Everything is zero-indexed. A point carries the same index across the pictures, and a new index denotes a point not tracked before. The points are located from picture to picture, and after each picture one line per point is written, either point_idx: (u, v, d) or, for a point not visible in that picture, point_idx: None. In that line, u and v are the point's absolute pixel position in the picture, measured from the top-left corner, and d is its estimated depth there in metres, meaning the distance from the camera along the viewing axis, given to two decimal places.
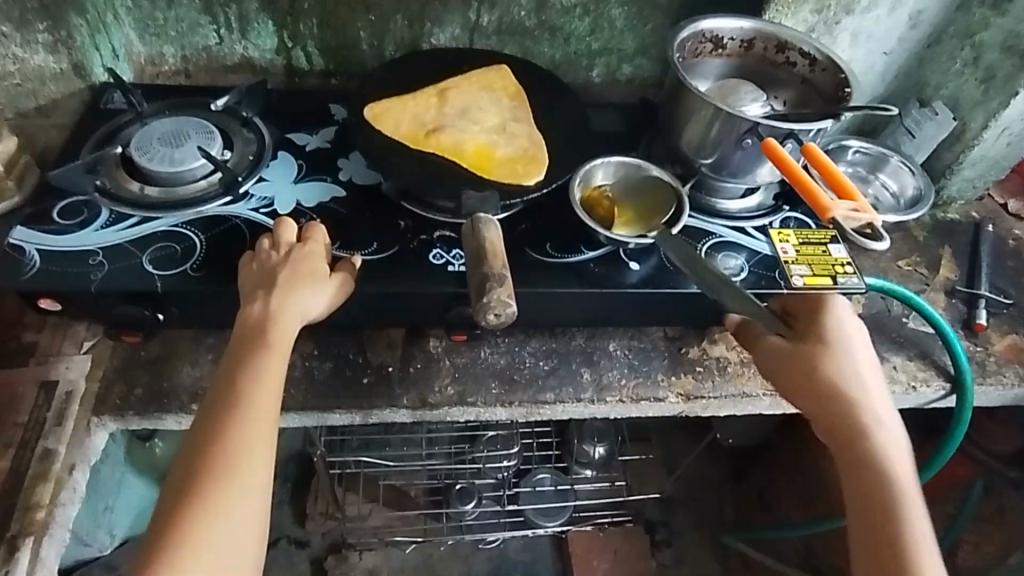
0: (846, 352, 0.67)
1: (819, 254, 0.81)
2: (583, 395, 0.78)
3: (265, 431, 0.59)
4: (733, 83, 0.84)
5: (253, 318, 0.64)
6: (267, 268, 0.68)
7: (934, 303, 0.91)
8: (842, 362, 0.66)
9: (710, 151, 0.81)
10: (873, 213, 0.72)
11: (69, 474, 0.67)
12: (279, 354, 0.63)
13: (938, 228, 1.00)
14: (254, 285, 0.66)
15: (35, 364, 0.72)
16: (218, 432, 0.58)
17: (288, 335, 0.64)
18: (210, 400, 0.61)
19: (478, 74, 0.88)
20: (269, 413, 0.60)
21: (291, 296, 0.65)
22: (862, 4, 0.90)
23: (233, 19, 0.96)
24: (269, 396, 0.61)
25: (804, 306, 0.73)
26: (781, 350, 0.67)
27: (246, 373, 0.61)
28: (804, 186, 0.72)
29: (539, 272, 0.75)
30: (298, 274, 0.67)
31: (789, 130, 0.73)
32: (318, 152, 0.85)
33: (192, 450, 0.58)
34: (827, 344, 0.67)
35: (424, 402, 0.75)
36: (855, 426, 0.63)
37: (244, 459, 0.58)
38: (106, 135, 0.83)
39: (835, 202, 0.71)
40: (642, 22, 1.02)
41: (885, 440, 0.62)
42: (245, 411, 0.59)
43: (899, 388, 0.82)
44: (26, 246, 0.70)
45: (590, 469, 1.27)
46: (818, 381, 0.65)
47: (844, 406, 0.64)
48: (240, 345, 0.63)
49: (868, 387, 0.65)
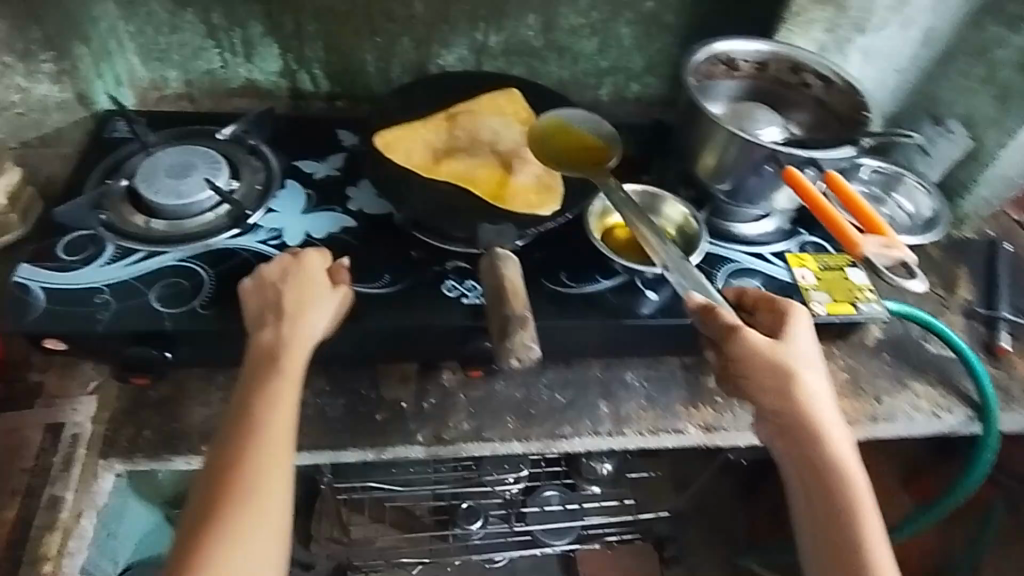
0: (811, 359, 0.65)
1: (839, 279, 0.80)
2: (601, 428, 0.77)
3: (283, 464, 0.58)
4: (748, 107, 0.83)
5: (265, 344, 0.63)
6: (271, 290, 0.65)
7: (954, 325, 0.89)
8: (807, 368, 0.64)
9: (726, 177, 0.79)
10: (904, 249, 0.70)
11: (77, 522, 0.65)
12: (291, 380, 0.61)
13: (954, 247, 0.98)
14: (262, 306, 0.65)
15: (41, 406, 0.70)
16: (237, 471, 0.56)
17: (301, 361, 0.62)
18: (226, 430, 0.59)
19: (489, 98, 0.86)
20: (282, 444, 0.59)
21: (301, 319, 0.63)
22: (874, 22, 0.90)
23: (237, 42, 0.95)
24: (283, 427, 0.59)
25: (762, 304, 0.70)
26: (754, 349, 0.63)
27: (261, 401, 0.59)
28: (831, 221, 0.71)
29: (555, 304, 0.74)
30: (303, 293, 0.65)
31: (809, 158, 0.72)
32: (327, 181, 0.83)
33: (208, 484, 0.57)
34: (795, 349, 0.65)
35: (439, 437, 0.74)
36: (820, 438, 0.62)
37: (258, 493, 0.56)
38: (111, 166, 0.81)
39: (863, 238, 0.70)
40: (649, 41, 1.01)
41: (846, 454, 0.62)
42: (262, 444, 0.58)
43: (923, 415, 0.80)
44: (32, 285, 0.68)
45: (598, 487, 1.24)
46: (786, 388, 0.63)
47: (809, 418, 0.62)
48: (252, 371, 0.61)
49: (828, 397, 0.64)
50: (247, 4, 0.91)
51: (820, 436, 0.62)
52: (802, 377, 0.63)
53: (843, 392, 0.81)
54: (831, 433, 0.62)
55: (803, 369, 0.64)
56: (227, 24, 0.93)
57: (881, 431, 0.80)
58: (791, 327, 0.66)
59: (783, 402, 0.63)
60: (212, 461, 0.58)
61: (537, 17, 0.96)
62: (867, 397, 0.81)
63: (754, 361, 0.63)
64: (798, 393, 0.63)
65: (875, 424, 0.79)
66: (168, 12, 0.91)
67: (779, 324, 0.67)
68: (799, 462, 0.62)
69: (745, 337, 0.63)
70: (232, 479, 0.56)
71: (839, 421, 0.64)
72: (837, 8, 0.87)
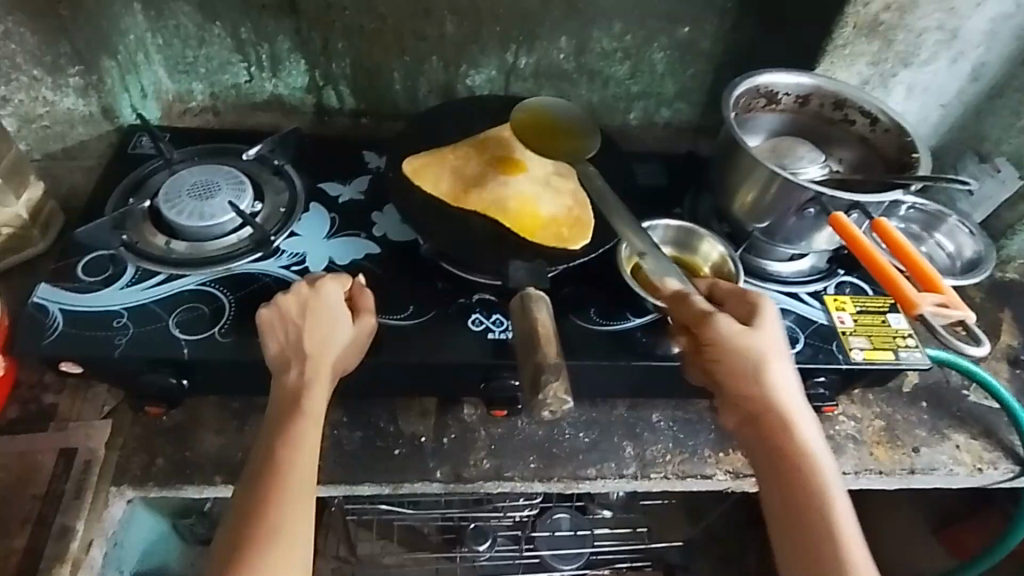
0: (780, 348, 0.61)
1: (878, 324, 0.77)
2: (626, 471, 0.74)
3: (306, 516, 0.55)
4: (788, 143, 0.80)
5: (289, 386, 0.61)
6: (291, 327, 0.63)
7: (996, 373, 0.86)
8: (778, 356, 0.60)
9: (764, 215, 0.77)
10: (966, 310, 0.65)
11: (86, 554, 0.63)
12: (316, 427, 0.59)
13: (997, 290, 0.95)
14: (285, 346, 0.62)
15: (53, 430, 0.68)
16: (261, 523, 0.54)
17: (322, 404, 0.60)
18: (248, 477, 0.57)
19: (525, 116, 0.83)
20: (306, 494, 0.56)
21: (327, 361, 0.62)
22: (920, 56, 0.87)
23: (265, 58, 0.94)
24: (307, 476, 0.57)
25: (732, 292, 0.66)
26: (722, 336, 0.59)
27: (286, 447, 0.57)
28: (887, 276, 0.67)
29: (584, 342, 0.71)
30: (323, 330, 0.63)
31: (854, 202, 0.69)
32: (351, 205, 0.82)
33: (228, 536, 0.54)
34: (766, 333, 0.61)
35: (459, 476, 0.71)
36: (788, 428, 0.58)
37: (276, 546, 0.53)
38: (132, 182, 0.79)
39: (920, 296, 0.66)
40: (684, 67, 0.98)
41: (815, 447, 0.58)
42: (286, 494, 0.55)
43: (963, 470, 0.77)
44: (50, 307, 0.67)
45: (608, 510, 1.22)
46: (754, 373, 0.59)
47: (777, 406, 0.58)
48: (276, 417, 0.59)
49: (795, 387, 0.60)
50: (276, 20, 0.90)
51: (787, 426, 0.58)
52: (771, 363, 0.59)
53: (880, 441, 0.78)
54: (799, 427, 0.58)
55: (773, 356, 0.60)
56: (255, 39, 0.92)
57: (919, 484, 0.76)
58: (762, 311, 0.62)
59: (749, 387, 0.59)
60: (234, 512, 0.55)
61: (569, 40, 0.94)
62: (905, 447, 0.78)
63: (723, 343, 0.59)
64: (764, 376, 0.59)
65: (913, 476, 0.76)
66: (196, 26, 0.90)
67: (750, 307, 0.63)
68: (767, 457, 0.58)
69: (713, 318, 0.60)
70: (249, 531, 0.53)
71: (809, 412, 0.59)
72: (884, 41, 0.85)
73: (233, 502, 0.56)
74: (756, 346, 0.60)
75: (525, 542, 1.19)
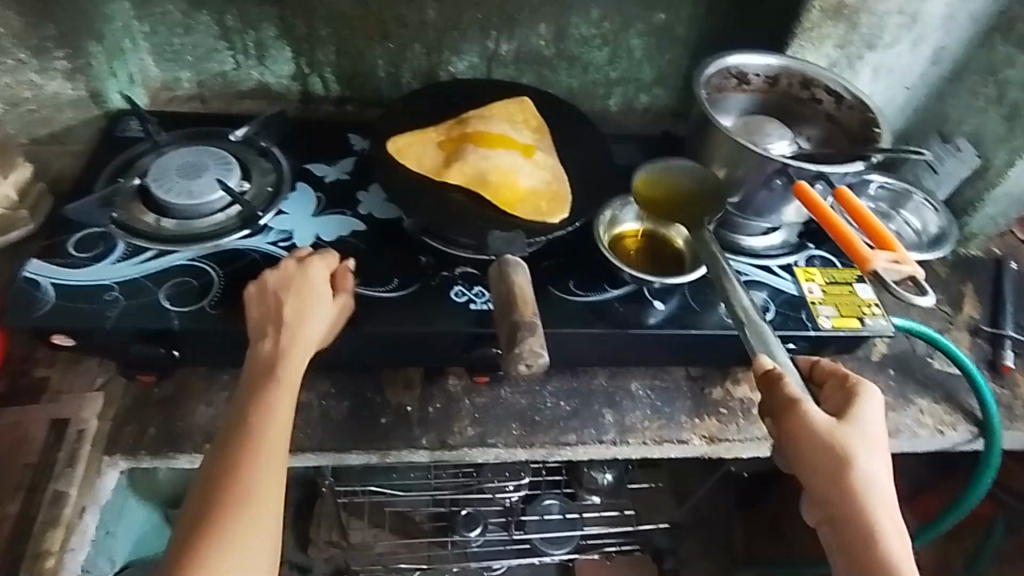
0: (874, 445, 0.60)
1: (846, 294, 0.80)
2: (606, 436, 0.76)
3: (276, 482, 0.58)
4: (759, 121, 0.83)
5: (264, 354, 0.63)
6: (270, 299, 0.66)
7: (959, 342, 0.89)
8: (873, 454, 0.60)
9: (735, 190, 0.80)
10: (914, 265, 0.67)
11: (80, 518, 0.65)
12: (290, 394, 0.61)
13: (960, 264, 0.99)
14: (264, 317, 0.65)
15: (44, 402, 0.70)
16: (231, 484, 0.56)
17: (298, 369, 0.63)
18: (223, 438, 0.59)
19: (517, 104, 0.87)
20: (279, 458, 0.59)
21: (301, 331, 0.64)
22: (884, 39, 0.90)
23: (251, 45, 0.96)
24: (280, 440, 0.59)
25: (830, 385, 0.67)
26: (817, 428, 0.58)
27: (259, 412, 0.60)
28: (840, 233, 0.68)
29: (562, 311, 0.74)
30: (301, 303, 0.65)
31: (818, 172, 0.72)
32: (336, 184, 0.84)
33: (200, 494, 0.57)
34: (854, 428, 0.60)
35: (443, 442, 0.74)
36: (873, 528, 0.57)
37: (247, 507, 0.55)
38: (122, 164, 0.81)
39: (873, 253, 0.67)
40: (659, 53, 1.01)
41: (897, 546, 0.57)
42: (256, 457, 0.57)
43: (926, 432, 0.80)
44: (41, 280, 0.69)
45: (598, 496, 1.20)
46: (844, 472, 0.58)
47: (861, 501, 0.58)
48: (251, 382, 0.62)
49: (885, 486, 0.59)
50: (260, 7, 0.92)
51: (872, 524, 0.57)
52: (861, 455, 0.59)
53: None
54: (886, 530, 0.57)
55: (862, 448, 0.59)
56: (240, 27, 0.94)
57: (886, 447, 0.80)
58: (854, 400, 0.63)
59: (835, 485, 0.58)
60: (208, 470, 0.58)
61: (548, 26, 0.97)
62: None
63: (817, 438, 0.58)
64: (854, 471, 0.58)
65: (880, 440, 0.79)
66: (183, 14, 0.91)
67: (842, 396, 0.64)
68: (850, 555, 0.57)
69: (809, 410, 0.59)
70: (221, 490, 0.56)
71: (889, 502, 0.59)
72: (849, 24, 0.88)
73: (207, 461, 0.59)
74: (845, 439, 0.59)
75: (515, 526, 1.20)
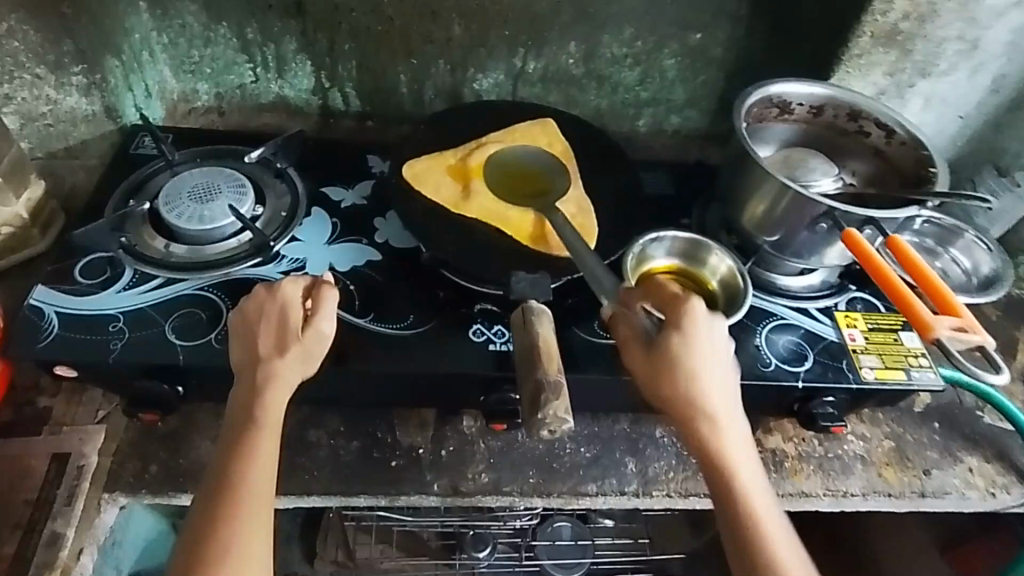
0: (705, 353, 0.57)
1: (890, 343, 0.75)
2: (628, 488, 0.72)
3: (261, 535, 0.54)
4: (801, 155, 0.78)
5: (244, 395, 0.59)
6: (247, 330, 0.61)
7: (1012, 394, 0.84)
8: (703, 364, 0.57)
9: (773, 228, 0.75)
10: (985, 335, 0.62)
11: (76, 561, 0.62)
12: (272, 437, 0.58)
13: (1014, 307, 0.92)
14: (243, 352, 0.61)
15: (47, 434, 0.67)
16: (211, 541, 0.53)
17: (279, 411, 0.59)
18: (206, 489, 0.56)
19: (537, 127, 0.83)
20: (263, 512, 0.55)
21: (278, 366, 0.59)
22: (939, 67, 0.85)
23: (270, 58, 0.93)
24: (262, 492, 0.55)
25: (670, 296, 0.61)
26: (638, 350, 0.58)
27: (241, 460, 0.56)
28: (902, 299, 0.65)
29: (586, 355, 0.70)
30: (277, 335, 0.61)
31: (868, 217, 0.67)
32: (353, 210, 0.80)
33: (183, 552, 0.53)
34: (684, 338, 0.57)
35: (456, 489, 0.70)
36: (726, 470, 0.55)
37: (230, 565, 0.52)
38: (133, 184, 0.78)
39: (936, 319, 0.63)
40: (694, 74, 0.97)
41: (753, 483, 0.55)
42: (237, 509, 0.54)
43: (975, 494, 0.75)
44: (46, 309, 0.66)
45: (610, 519, 1.18)
46: (687, 410, 0.56)
47: (699, 421, 0.56)
48: (233, 428, 0.58)
49: (719, 394, 0.57)
50: (282, 21, 0.89)
51: (722, 462, 0.56)
52: (684, 380, 0.56)
53: (889, 462, 0.76)
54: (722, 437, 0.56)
55: (690, 367, 0.56)
56: (261, 40, 0.91)
57: (929, 507, 0.75)
58: (686, 319, 0.58)
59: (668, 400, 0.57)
60: (190, 527, 0.54)
61: (579, 45, 0.92)
62: (916, 469, 0.76)
63: (641, 361, 0.58)
64: (700, 406, 0.56)
65: (923, 500, 0.74)
66: (202, 26, 0.89)
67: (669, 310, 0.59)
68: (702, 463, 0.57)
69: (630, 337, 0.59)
70: (202, 547, 0.52)
71: (739, 429, 0.57)
72: (901, 51, 0.83)
73: (190, 513, 0.56)
74: (667, 363, 0.56)
75: (525, 551, 1.15)
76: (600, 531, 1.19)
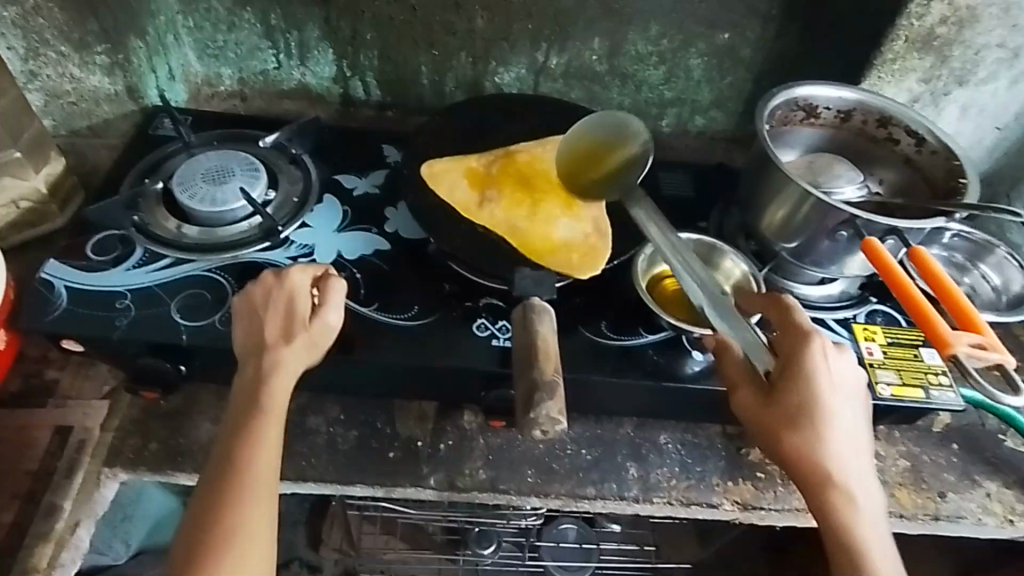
0: (831, 404, 0.57)
1: (910, 359, 0.72)
2: (627, 494, 0.71)
3: (264, 521, 0.54)
4: (826, 160, 0.75)
5: (248, 380, 0.59)
6: (254, 317, 0.61)
7: None
8: (830, 416, 0.56)
9: (792, 236, 0.72)
10: (1004, 354, 0.60)
11: (71, 534, 0.63)
12: (276, 423, 0.57)
13: None
14: (249, 338, 0.61)
15: (54, 406, 0.69)
16: (217, 524, 0.53)
17: (284, 397, 0.59)
18: (209, 473, 0.56)
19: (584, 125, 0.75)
20: (267, 497, 0.55)
21: (285, 353, 0.59)
22: (978, 75, 0.81)
23: (293, 45, 0.93)
24: (264, 479, 0.55)
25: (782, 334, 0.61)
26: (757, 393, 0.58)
27: (245, 445, 0.56)
28: (920, 311, 0.62)
29: (591, 356, 0.68)
30: (284, 322, 0.61)
31: (891, 227, 0.64)
32: (364, 199, 0.80)
33: (186, 541, 0.53)
34: (808, 389, 0.57)
35: (452, 484, 0.69)
36: (848, 528, 0.55)
37: (236, 550, 0.52)
38: (150, 165, 0.79)
39: (955, 335, 0.60)
40: (720, 74, 0.94)
41: (875, 541, 0.55)
42: (241, 493, 0.54)
43: (992, 521, 0.72)
44: (56, 283, 0.67)
45: (618, 525, 1.12)
46: (812, 469, 0.56)
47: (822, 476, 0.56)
48: (237, 412, 0.58)
49: (846, 447, 0.57)
50: (306, 7, 0.89)
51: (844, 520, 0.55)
52: (806, 433, 0.56)
53: (903, 483, 0.73)
54: (847, 493, 0.56)
55: (816, 418, 0.56)
56: (285, 26, 0.91)
57: (943, 531, 0.72)
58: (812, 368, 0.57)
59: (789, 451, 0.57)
60: (193, 515, 0.54)
61: (603, 41, 0.91)
62: (931, 491, 0.73)
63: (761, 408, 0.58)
64: (827, 467, 0.56)
65: (936, 524, 0.71)
66: (228, 10, 0.89)
67: (796, 356, 0.58)
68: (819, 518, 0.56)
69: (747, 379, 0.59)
70: (208, 531, 0.53)
71: (863, 485, 0.56)
72: (938, 57, 0.79)
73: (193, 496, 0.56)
74: (788, 415, 0.56)
75: (529, 550, 1.12)
76: (607, 537, 1.14)
